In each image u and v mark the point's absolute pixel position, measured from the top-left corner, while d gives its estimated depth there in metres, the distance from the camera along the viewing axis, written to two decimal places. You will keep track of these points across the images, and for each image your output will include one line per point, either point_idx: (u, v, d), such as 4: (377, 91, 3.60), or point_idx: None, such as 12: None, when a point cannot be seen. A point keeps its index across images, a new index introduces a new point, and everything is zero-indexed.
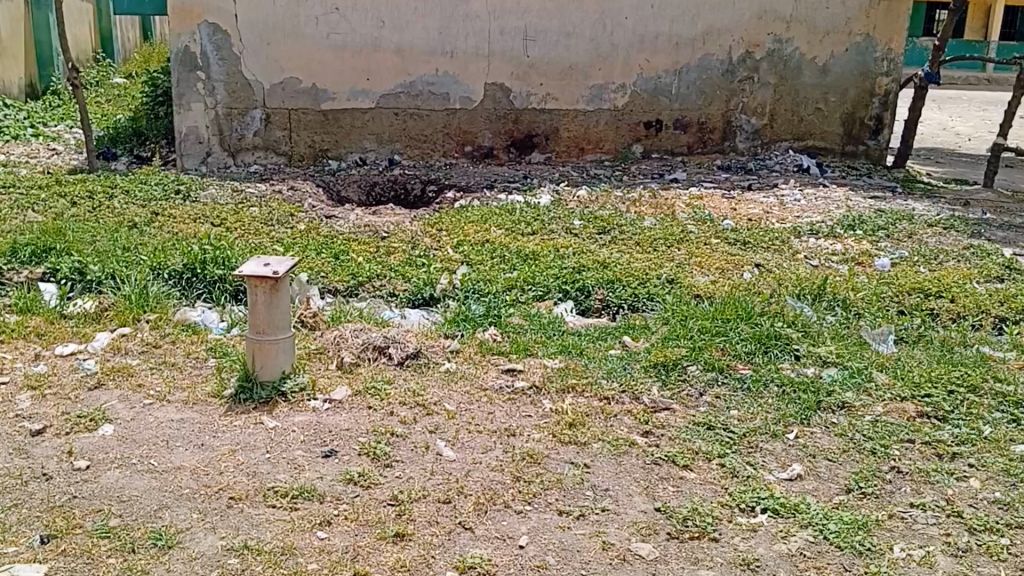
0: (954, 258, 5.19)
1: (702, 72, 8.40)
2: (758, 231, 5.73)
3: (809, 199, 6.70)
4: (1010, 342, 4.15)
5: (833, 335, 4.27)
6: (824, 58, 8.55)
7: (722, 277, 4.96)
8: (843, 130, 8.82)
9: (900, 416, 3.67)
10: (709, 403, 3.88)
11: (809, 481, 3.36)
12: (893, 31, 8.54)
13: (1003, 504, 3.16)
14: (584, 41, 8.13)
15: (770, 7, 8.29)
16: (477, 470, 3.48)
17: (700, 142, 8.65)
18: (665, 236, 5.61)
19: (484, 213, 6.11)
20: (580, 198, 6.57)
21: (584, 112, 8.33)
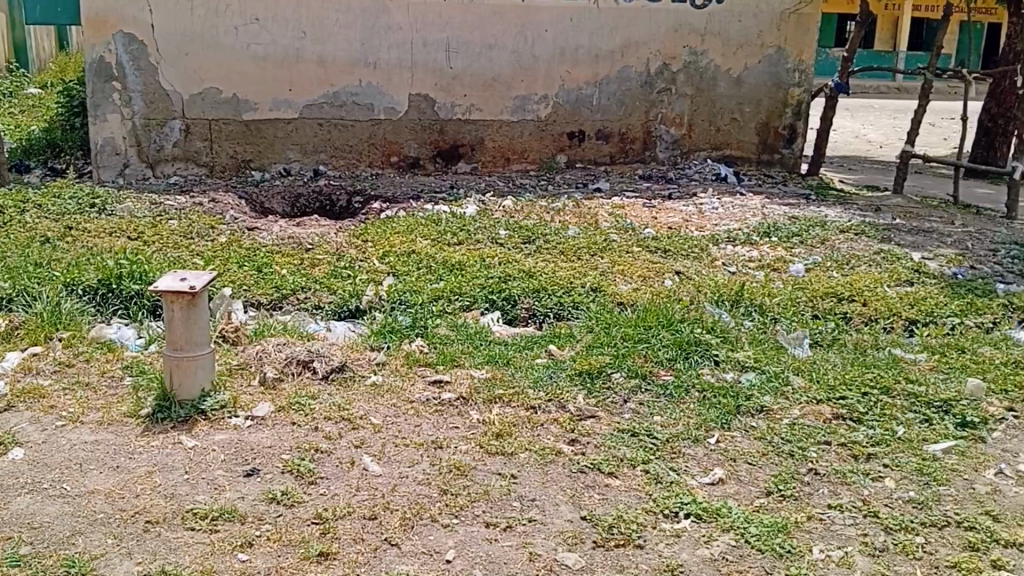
0: (864, 263, 5.36)
1: (623, 83, 8.54)
2: (679, 239, 5.83)
3: (727, 207, 6.85)
4: (918, 343, 4.29)
5: (750, 340, 4.36)
6: (738, 70, 8.78)
7: (644, 285, 5.02)
8: (758, 139, 9.04)
9: (817, 418, 3.76)
10: (633, 410, 3.91)
11: (730, 485, 3.41)
12: (803, 45, 8.87)
13: (917, 503, 3.25)
14: (508, 53, 8.18)
15: (684, 21, 8.50)
16: (403, 484, 3.43)
17: (623, 152, 8.75)
18: (590, 245, 5.66)
19: (410, 223, 6.07)
20: (506, 208, 6.58)
21: (509, 122, 8.37)
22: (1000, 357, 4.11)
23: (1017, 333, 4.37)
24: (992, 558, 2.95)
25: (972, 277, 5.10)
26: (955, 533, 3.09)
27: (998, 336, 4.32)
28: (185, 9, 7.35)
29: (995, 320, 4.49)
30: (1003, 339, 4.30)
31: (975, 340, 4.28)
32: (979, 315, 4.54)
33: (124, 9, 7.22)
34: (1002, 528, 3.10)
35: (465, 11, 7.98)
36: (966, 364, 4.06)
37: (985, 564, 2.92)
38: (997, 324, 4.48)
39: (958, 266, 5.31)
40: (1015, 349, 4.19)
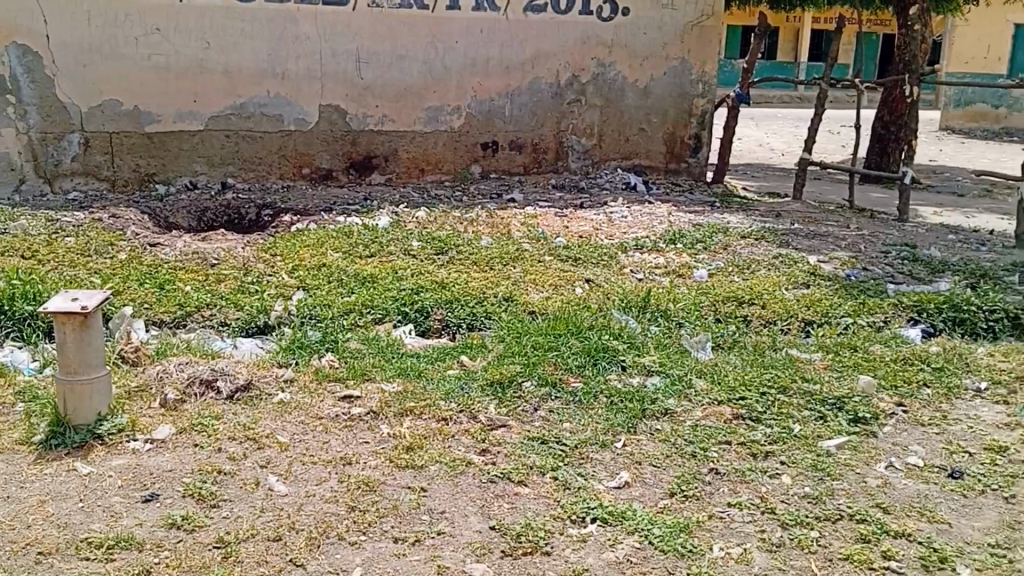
0: (764, 267, 5.53)
1: (534, 95, 8.64)
2: (589, 248, 5.90)
3: (635, 215, 6.99)
4: (815, 343, 4.44)
5: (656, 345, 4.42)
6: (645, 82, 9.00)
7: (555, 293, 5.06)
8: (665, 149, 9.27)
9: (718, 419, 3.84)
10: (543, 418, 3.92)
11: (635, 488, 3.44)
12: (705, 56, 9.16)
13: (812, 498, 3.34)
14: (418, 63, 8.18)
15: (593, 33, 8.67)
16: (310, 504, 3.34)
17: (536, 162, 8.82)
18: (502, 255, 5.68)
19: (321, 236, 5.99)
20: (419, 219, 6.56)
21: (422, 133, 8.36)
22: (889, 355, 4.28)
23: (906, 332, 4.55)
24: (883, 548, 3.04)
25: (865, 278, 5.31)
26: (848, 526, 3.18)
27: (889, 335, 4.50)
28: (83, 18, 7.14)
29: (886, 320, 4.68)
30: (893, 337, 4.49)
31: (867, 338, 4.46)
32: (872, 315, 4.72)
33: (17, 19, 6.97)
34: (891, 520, 3.20)
35: (373, 22, 7.96)
36: (859, 362, 4.21)
37: (876, 555, 3.00)
38: (888, 322, 4.66)
39: (853, 267, 5.52)
40: (903, 346, 4.38)
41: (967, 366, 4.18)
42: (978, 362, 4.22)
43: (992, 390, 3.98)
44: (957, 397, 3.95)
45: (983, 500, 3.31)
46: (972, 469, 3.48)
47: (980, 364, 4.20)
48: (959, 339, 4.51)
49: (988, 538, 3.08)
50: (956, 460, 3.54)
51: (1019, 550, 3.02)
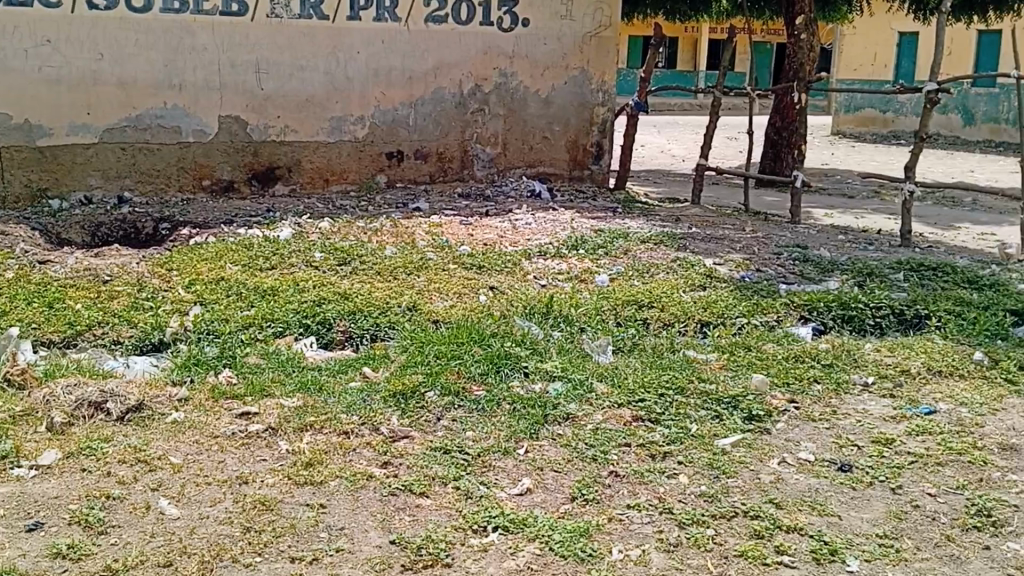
0: (663, 270, 5.62)
1: (437, 104, 8.65)
2: (493, 255, 5.91)
3: (540, 222, 7.05)
4: (711, 344, 4.51)
5: (558, 350, 4.43)
6: (545, 91, 9.12)
7: (459, 301, 5.05)
8: (568, 157, 9.38)
9: (618, 422, 3.85)
10: (446, 427, 3.86)
11: (537, 494, 3.42)
12: (603, 67, 9.36)
13: (708, 496, 3.37)
14: (319, 74, 8.13)
15: (493, 44, 8.77)
16: (204, 526, 3.20)
17: (441, 171, 8.81)
18: (406, 264, 5.64)
19: (219, 249, 5.85)
20: (322, 229, 6.48)
21: (325, 143, 8.28)
22: (781, 353, 4.38)
23: (797, 330, 4.68)
24: (776, 544, 3.08)
25: (758, 279, 5.45)
26: (742, 523, 3.21)
27: (781, 334, 4.62)
28: None
29: (779, 318, 4.80)
30: (784, 336, 4.60)
31: (760, 338, 4.56)
32: (765, 315, 4.83)
33: None
34: (784, 514, 3.25)
35: (272, 32, 7.88)
36: (753, 361, 4.29)
37: (769, 550, 3.04)
38: (780, 321, 4.79)
39: (746, 269, 5.66)
40: (794, 344, 4.50)
41: (855, 362, 4.30)
42: (865, 357, 4.35)
43: (878, 384, 4.11)
44: (845, 392, 4.05)
45: (872, 491, 3.38)
46: (861, 462, 3.55)
47: (867, 360, 4.33)
48: (847, 335, 4.66)
49: (876, 530, 3.15)
50: (845, 453, 3.62)
51: (905, 539, 3.10)
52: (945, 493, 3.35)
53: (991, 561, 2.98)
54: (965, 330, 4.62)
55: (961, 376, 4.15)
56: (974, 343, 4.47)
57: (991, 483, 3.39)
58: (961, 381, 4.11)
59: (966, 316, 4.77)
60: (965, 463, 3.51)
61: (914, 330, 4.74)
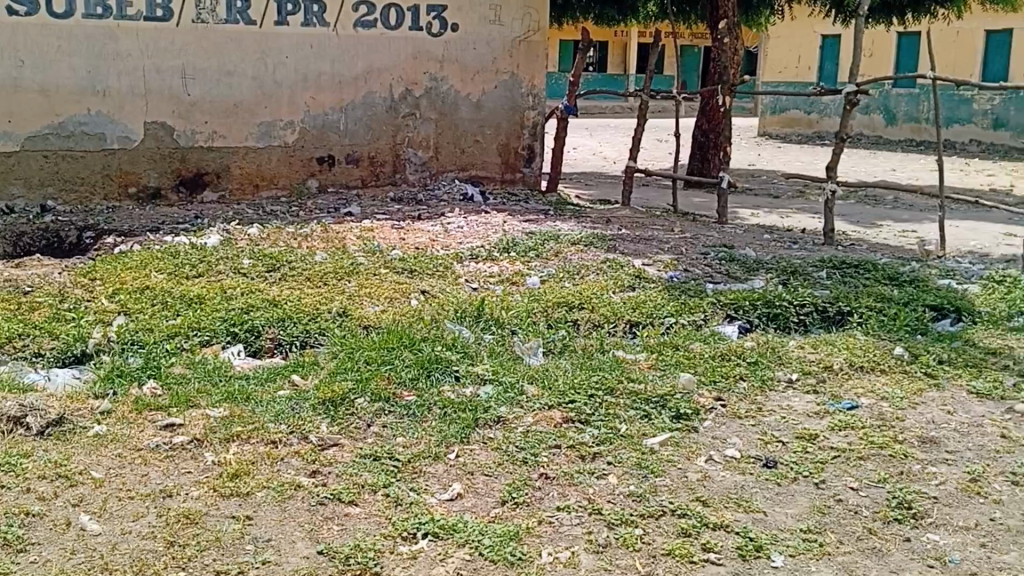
0: (593, 272, 5.65)
1: (368, 109, 8.64)
2: (424, 259, 5.90)
3: (472, 225, 7.05)
4: (640, 344, 4.55)
5: (489, 353, 4.42)
6: (477, 96, 9.11)
7: (390, 306, 5.01)
8: (500, 160, 9.36)
9: (548, 424, 3.84)
10: (376, 433, 3.81)
11: (467, 499, 3.38)
12: (534, 70, 9.36)
13: (636, 496, 3.36)
14: (247, 79, 8.11)
15: (424, 48, 8.76)
16: (126, 542, 3.08)
17: (373, 175, 8.79)
18: (337, 269, 5.60)
19: (144, 257, 5.73)
20: (251, 236, 6.41)
21: (255, 148, 8.25)
22: (709, 351, 4.43)
23: (723, 329, 4.74)
24: (702, 541, 3.09)
25: (686, 279, 5.51)
26: (670, 522, 3.21)
27: (708, 332, 4.68)
28: None
29: (706, 317, 4.86)
30: (711, 335, 4.65)
31: (687, 337, 4.60)
32: (692, 314, 4.88)
33: None
34: (710, 512, 3.26)
35: (198, 37, 7.87)
36: (680, 360, 4.33)
37: (696, 548, 3.05)
38: (707, 320, 4.84)
39: (675, 270, 5.72)
40: (721, 343, 4.55)
41: (780, 359, 4.36)
42: (789, 355, 4.42)
43: (802, 380, 4.17)
44: (770, 389, 4.11)
45: (797, 487, 3.41)
46: (785, 458, 3.58)
47: (791, 357, 4.40)
48: (772, 333, 4.73)
49: (801, 524, 3.17)
50: (770, 449, 3.64)
51: (828, 533, 3.12)
52: (867, 487, 3.38)
53: (911, 552, 3.01)
54: (885, 326, 4.73)
55: (881, 370, 4.24)
56: (894, 338, 4.58)
57: (912, 476, 3.44)
58: (882, 376, 4.20)
59: (886, 312, 4.88)
60: (887, 457, 3.55)
61: (838, 327, 4.84)
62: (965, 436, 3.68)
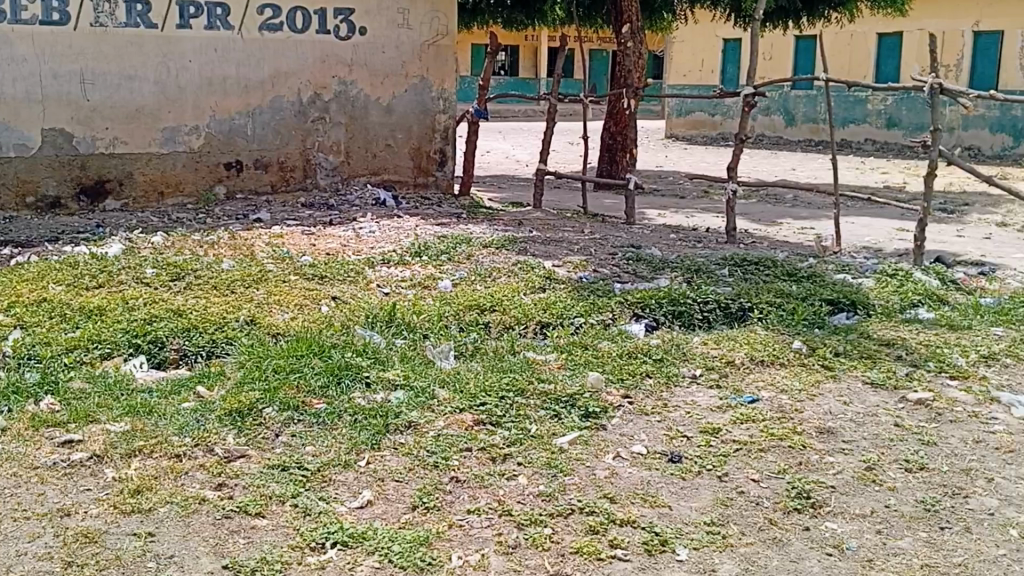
0: (505, 274, 5.70)
1: (276, 114, 8.58)
2: (335, 265, 5.87)
3: (384, 230, 7.04)
4: (550, 345, 4.59)
5: (401, 358, 4.41)
6: (387, 99, 9.08)
7: (300, 313, 4.97)
8: (412, 164, 9.33)
9: (459, 427, 3.82)
10: (285, 443, 3.72)
11: (377, 506, 3.31)
12: (443, 74, 9.33)
13: (546, 496, 3.35)
14: (149, 83, 8.02)
15: (331, 52, 8.71)
16: (20, 564, 2.93)
17: (284, 180, 8.74)
18: (244, 277, 5.51)
19: (41, 268, 5.54)
20: (154, 245, 6.28)
21: (159, 154, 8.15)
22: (616, 350, 4.51)
23: (630, 328, 4.83)
24: (609, 538, 3.08)
25: (595, 279, 5.60)
26: (579, 520, 3.20)
27: (615, 331, 4.77)
28: None
29: (614, 316, 4.94)
30: (619, 334, 4.74)
31: (596, 336, 4.68)
32: (601, 313, 4.96)
33: None
34: (617, 509, 3.27)
35: (97, 41, 7.77)
36: (589, 359, 4.39)
37: (603, 545, 3.04)
38: (614, 319, 4.93)
39: (584, 270, 5.81)
40: (627, 341, 4.63)
41: (683, 355, 4.47)
42: (692, 351, 4.53)
43: (705, 375, 4.27)
44: (675, 385, 4.19)
45: (700, 480, 3.45)
46: (690, 453, 3.63)
47: (694, 353, 4.51)
48: (676, 330, 4.83)
49: (704, 517, 3.21)
50: (675, 444, 3.70)
51: (731, 525, 3.16)
52: (768, 478, 3.44)
53: (811, 541, 3.06)
54: (784, 320, 4.88)
55: (781, 364, 4.37)
56: (793, 332, 4.74)
57: (809, 466, 3.51)
58: (782, 369, 4.33)
59: (785, 307, 5.04)
60: (786, 448, 3.63)
61: (740, 322, 4.97)
62: (861, 426, 3.79)
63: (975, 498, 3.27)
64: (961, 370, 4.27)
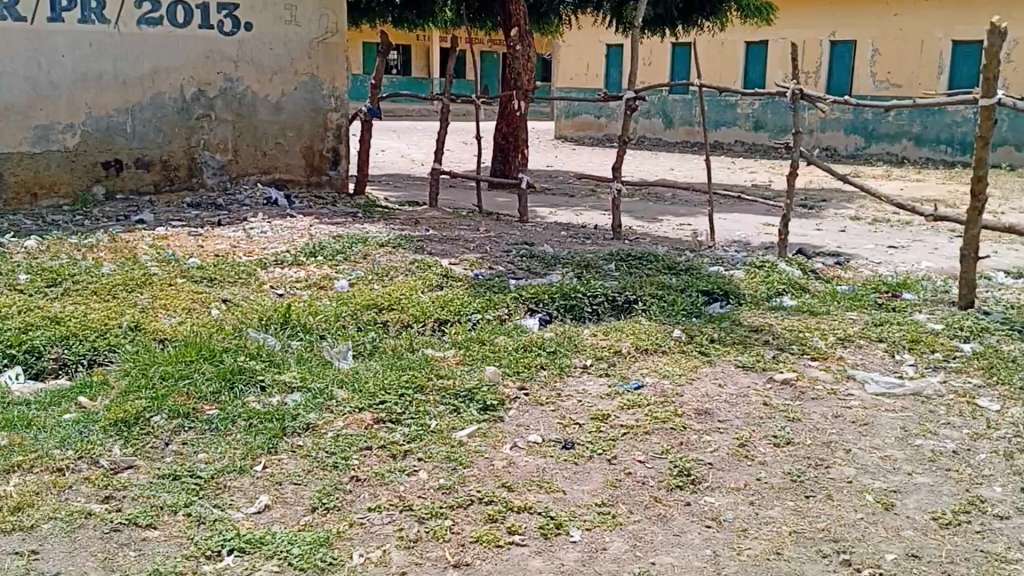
0: (401, 273, 5.73)
1: (157, 111, 8.21)
2: (226, 267, 5.71)
3: (276, 229, 6.89)
4: (448, 341, 4.69)
5: (297, 359, 4.37)
6: (277, 96, 8.80)
7: (189, 317, 4.81)
8: (304, 163, 9.10)
9: (359, 426, 3.84)
10: (176, 452, 3.62)
11: (276, 509, 3.29)
12: (335, 73, 9.11)
13: (446, 488, 3.44)
14: (18, 79, 7.52)
15: (215, 47, 8.39)
16: None
17: (167, 179, 8.39)
18: (126, 281, 5.27)
19: None
20: (26, 249, 5.88)
21: (31, 154, 7.68)
22: (512, 344, 4.67)
23: (525, 322, 5.00)
24: (507, 525, 3.22)
25: (490, 276, 5.73)
26: (478, 510, 3.32)
27: (511, 326, 4.93)
28: None
29: (509, 312, 5.10)
30: (514, 328, 4.90)
31: (492, 331, 4.82)
32: (497, 309, 5.11)
33: None
34: (514, 496, 3.40)
35: None
36: (486, 354, 4.52)
37: (502, 532, 3.17)
38: (510, 314, 5.09)
39: (480, 267, 5.94)
40: (522, 335, 4.80)
41: (575, 347, 4.67)
42: (583, 342, 4.75)
43: (595, 365, 4.50)
44: (567, 375, 4.39)
45: (591, 464, 3.64)
46: (581, 439, 3.82)
47: (585, 344, 4.73)
48: (568, 323, 5.06)
49: (595, 499, 3.40)
50: (568, 432, 3.88)
51: (620, 504, 3.37)
52: (652, 459, 3.68)
53: (692, 515, 3.32)
54: (665, 311, 5.20)
55: (662, 351, 4.66)
56: (673, 322, 5.05)
57: (690, 445, 3.79)
58: (663, 356, 4.62)
59: (666, 298, 5.35)
60: (669, 430, 3.89)
61: (626, 314, 5.25)
62: (735, 405, 4.12)
63: (835, 468, 3.63)
64: (822, 352, 4.70)
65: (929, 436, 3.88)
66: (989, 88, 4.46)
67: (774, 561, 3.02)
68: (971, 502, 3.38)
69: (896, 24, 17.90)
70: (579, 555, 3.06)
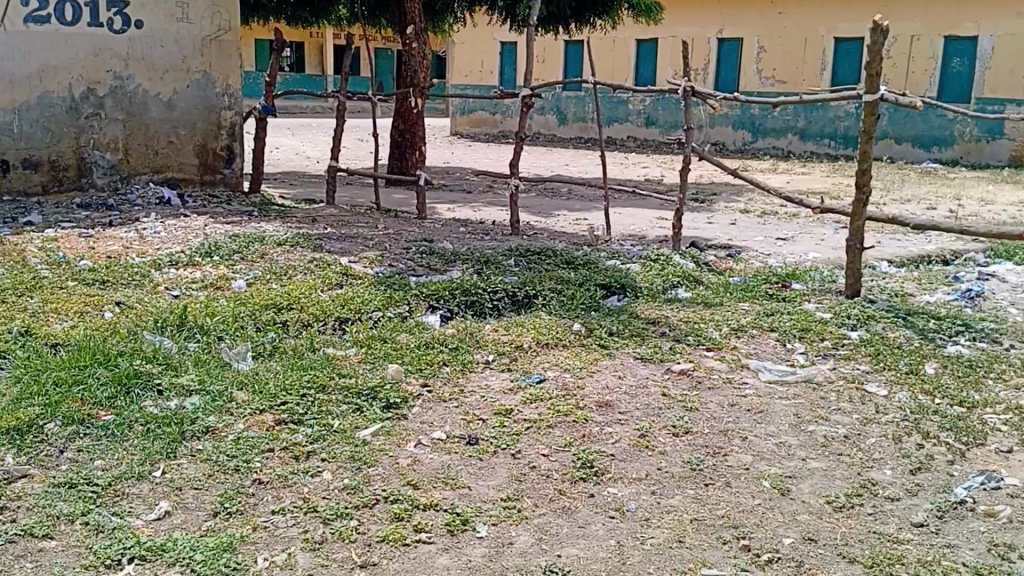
0: (300, 272, 5.69)
1: (46, 109, 8.12)
2: (117, 268, 5.60)
3: (170, 229, 6.79)
4: (350, 339, 4.68)
5: (194, 362, 4.29)
6: (168, 95, 8.68)
7: (81, 321, 4.69)
8: (198, 161, 8.97)
9: (259, 428, 3.79)
10: (72, 459, 3.52)
11: (176, 516, 3.22)
12: (228, 69, 8.99)
13: (351, 489, 3.40)
14: None
15: (104, 45, 8.28)
16: None
17: (56, 180, 8.29)
18: (15, 285, 5.12)
19: None
20: None
21: None
22: (414, 341, 4.68)
23: (426, 319, 5.02)
24: (414, 523, 3.20)
25: (390, 274, 5.72)
26: (384, 509, 3.30)
27: (414, 323, 4.93)
28: None
29: (410, 309, 5.11)
30: (416, 325, 4.91)
31: (394, 329, 4.80)
32: (397, 306, 5.12)
33: None
34: (420, 494, 3.39)
35: None
36: (389, 351, 4.51)
37: (409, 531, 3.15)
38: (411, 311, 5.10)
39: (380, 266, 5.92)
40: (424, 333, 4.81)
41: (477, 343, 4.70)
42: (485, 338, 4.78)
43: (498, 360, 4.53)
44: (470, 370, 4.42)
45: (495, 459, 3.66)
46: (485, 434, 3.84)
47: (487, 339, 4.77)
48: (469, 319, 5.07)
49: (502, 494, 3.41)
50: (473, 428, 3.89)
51: (524, 498, 3.39)
52: (555, 452, 3.71)
53: (596, 507, 3.35)
54: (563, 305, 5.27)
55: (563, 345, 4.72)
56: (574, 316, 5.11)
57: (592, 437, 3.83)
58: (565, 350, 4.67)
59: (565, 293, 5.43)
60: (570, 423, 3.93)
61: (526, 308, 5.29)
62: (635, 397, 4.18)
63: (733, 456, 3.71)
64: (716, 342, 4.81)
65: (822, 422, 4.00)
66: (873, 85, 4.64)
67: (675, 550, 3.07)
68: (864, 485, 3.49)
69: (780, 24, 18.55)
70: (485, 550, 3.06)
